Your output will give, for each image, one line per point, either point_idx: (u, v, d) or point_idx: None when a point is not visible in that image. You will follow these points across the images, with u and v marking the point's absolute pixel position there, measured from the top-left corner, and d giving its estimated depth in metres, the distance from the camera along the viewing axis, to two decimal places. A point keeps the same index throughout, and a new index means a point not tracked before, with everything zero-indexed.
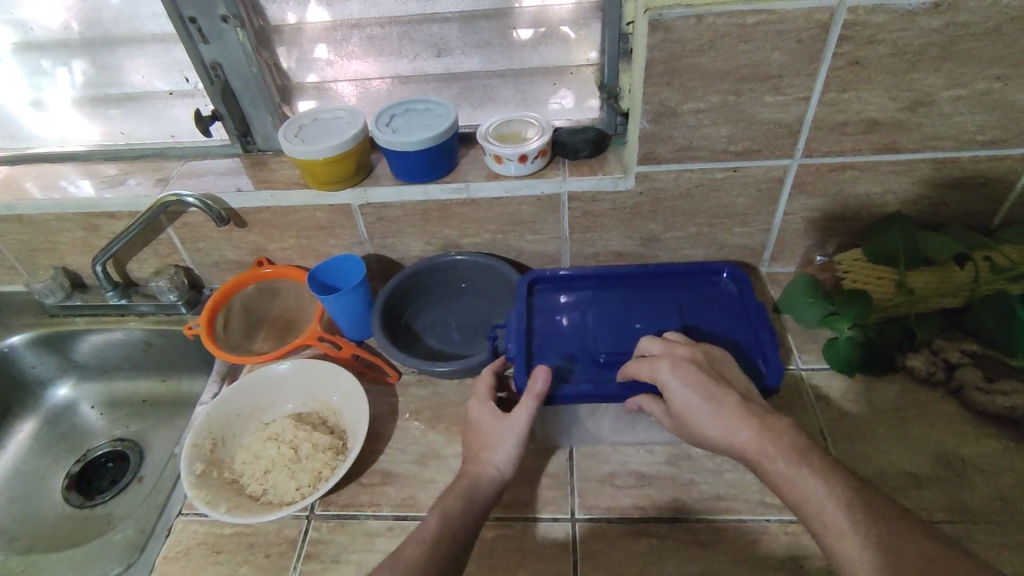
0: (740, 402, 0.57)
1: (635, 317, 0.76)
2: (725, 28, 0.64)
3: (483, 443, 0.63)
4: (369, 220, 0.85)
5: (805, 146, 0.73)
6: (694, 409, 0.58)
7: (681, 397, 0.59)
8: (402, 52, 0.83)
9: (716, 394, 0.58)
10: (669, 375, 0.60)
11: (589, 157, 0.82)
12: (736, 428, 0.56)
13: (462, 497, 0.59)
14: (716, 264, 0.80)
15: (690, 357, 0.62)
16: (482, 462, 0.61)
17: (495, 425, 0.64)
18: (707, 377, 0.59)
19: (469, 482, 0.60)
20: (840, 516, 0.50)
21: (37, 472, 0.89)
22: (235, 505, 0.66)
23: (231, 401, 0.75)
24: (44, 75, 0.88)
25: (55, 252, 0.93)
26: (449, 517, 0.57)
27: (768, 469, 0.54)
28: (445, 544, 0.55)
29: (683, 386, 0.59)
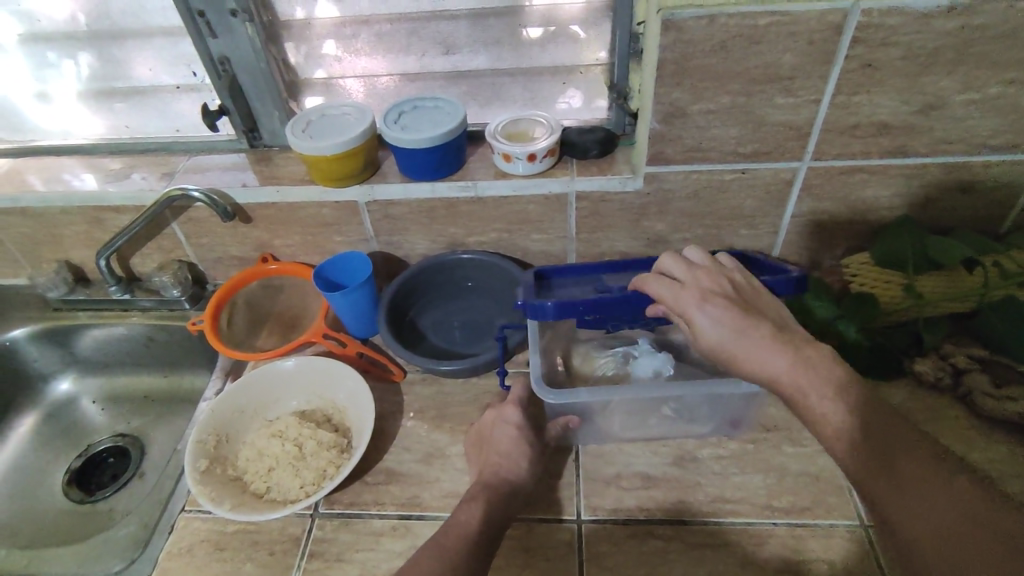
0: (771, 331, 0.57)
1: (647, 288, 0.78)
2: (738, 28, 0.63)
3: (515, 446, 0.64)
4: (375, 217, 0.84)
5: (815, 148, 0.73)
6: (725, 342, 0.58)
7: (709, 329, 0.59)
8: (410, 49, 0.83)
9: (747, 325, 0.58)
10: (697, 312, 0.60)
11: (597, 157, 0.81)
12: (770, 360, 0.56)
13: (495, 495, 0.60)
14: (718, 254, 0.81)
15: (719, 287, 0.62)
16: (513, 465, 0.63)
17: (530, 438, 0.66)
18: (736, 307, 0.59)
19: (503, 487, 0.61)
20: (871, 451, 0.50)
21: (38, 466, 0.89)
22: (240, 502, 0.65)
23: (236, 396, 0.74)
24: (50, 68, 0.88)
25: (58, 246, 0.93)
26: (485, 514, 0.58)
27: (800, 399, 0.54)
28: (482, 538, 0.56)
29: (713, 318, 0.59)
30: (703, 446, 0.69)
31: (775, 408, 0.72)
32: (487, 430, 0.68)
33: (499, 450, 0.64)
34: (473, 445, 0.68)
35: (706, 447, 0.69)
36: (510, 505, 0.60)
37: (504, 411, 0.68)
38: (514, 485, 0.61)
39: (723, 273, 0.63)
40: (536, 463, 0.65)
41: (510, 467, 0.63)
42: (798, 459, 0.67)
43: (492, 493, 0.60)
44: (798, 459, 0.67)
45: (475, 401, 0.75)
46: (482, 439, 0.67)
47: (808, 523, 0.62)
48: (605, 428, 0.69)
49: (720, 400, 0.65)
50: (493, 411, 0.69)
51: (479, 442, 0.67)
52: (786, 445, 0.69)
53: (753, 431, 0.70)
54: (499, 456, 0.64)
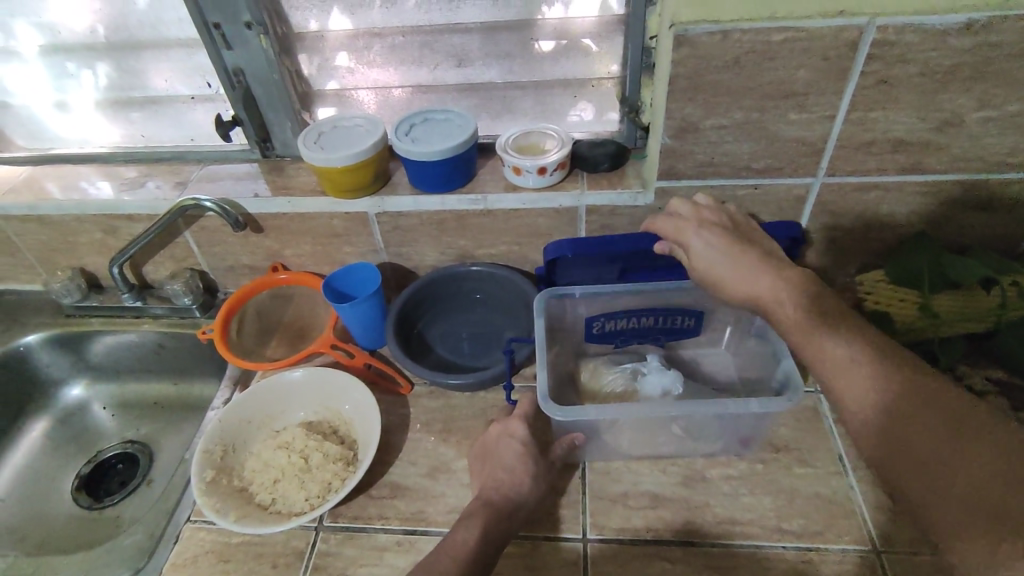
0: (759, 258, 0.64)
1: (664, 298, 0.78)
2: (751, 44, 0.63)
3: (517, 461, 0.64)
4: (385, 228, 0.84)
5: (829, 165, 0.72)
6: (717, 265, 0.65)
7: (702, 252, 0.66)
8: (422, 61, 0.83)
9: (739, 252, 0.65)
10: (693, 236, 0.67)
11: (608, 170, 0.81)
12: (756, 279, 0.63)
13: (495, 512, 0.59)
14: None
15: (719, 219, 0.68)
16: (515, 482, 0.62)
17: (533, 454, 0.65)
18: (730, 236, 0.66)
19: (504, 503, 0.60)
20: (853, 366, 0.52)
21: (48, 472, 0.90)
22: (244, 514, 0.65)
23: (243, 405, 0.74)
24: (69, 78, 0.89)
25: (73, 253, 0.94)
26: (483, 531, 0.57)
27: (780, 316, 0.60)
28: (479, 560, 0.55)
29: (708, 242, 0.66)
30: (712, 465, 0.68)
31: (786, 428, 0.71)
32: (492, 444, 0.67)
33: (502, 467, 0.63)
34: (475, 457, 0.67)
35: (715, 466, 0.68)
36: (508, 526, 0.59)
37: (510, 425, 0.68)
38: (515, 501, 0.61)
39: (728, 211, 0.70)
40: (540, 480, 0.64)
41: (510, 485, 0.62)
42: (809, 481, 0.66)
43: (491, 513, 0.59)
44: (808, 481, 0.66)
45: (481, 415, 0.74)
46: (486, 452, 0.67)
47: (819, 548, 0.61)
48: (613, 445, 0.68)
49: (728, 418, 0.64)
50: (501, 424, 0.68)
51: (481, 455, 0.67)
52: (796, 466, 0.67)
53: (763, 451, 0.69)
54: (500, 473, 0.63)
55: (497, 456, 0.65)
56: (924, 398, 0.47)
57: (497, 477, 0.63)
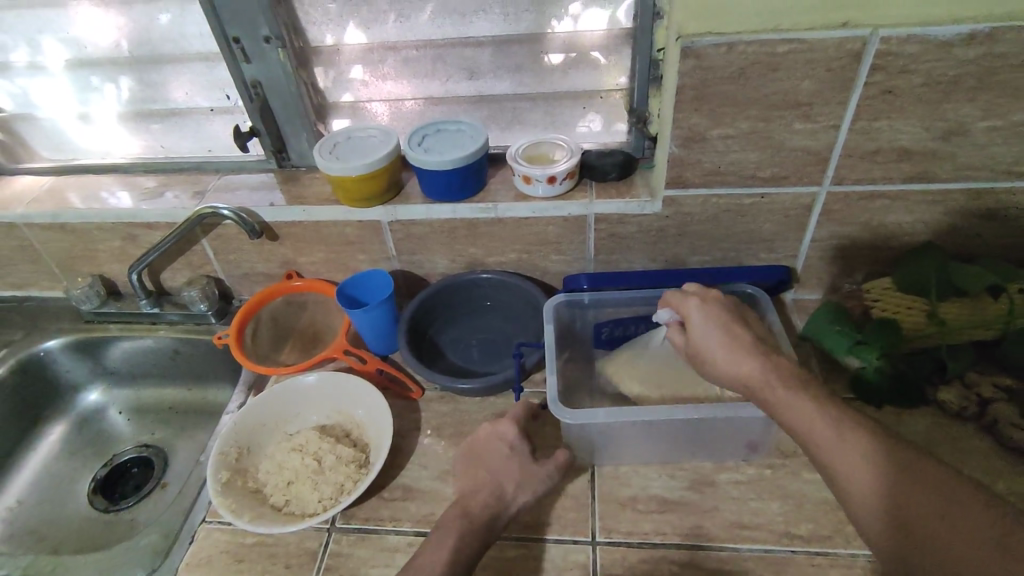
0: (755, 344, 0.63)
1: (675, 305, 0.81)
2: (757, 56, 0.65)
3: (505, 471, 0.64)
4: (397, 236, 0.86)
5: (835, 174, 0.73)
6: (711, 341, 0.64)
7: (700, 328, 0.65)
8: (435, 74, 0.86)
9: (736, 333, 0.64)
10: (695, 310, 0.67)
11: (616, 180, 0.82)
12: (747, 359, 0.61)
13: (474, 524, 0.59)
14: None
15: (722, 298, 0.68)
16: (500, 490, 0.62)
17: (523, 461, 0.65)
18: (729, 315, 0.66)
19: (487, 513, 0.60)
20: (843, 440, 0.53)
21: (65, 476, 0.91)
22: (259, 515, 0.66)
23: (257, 409, 0.76)
24: (92, 91, 0.92)
25: (92, 261, 0.96)
26: (461, 544, 0.58)
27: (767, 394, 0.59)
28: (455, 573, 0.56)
29: (705, 318, 0.66)
30: (720, 470, 0.68)
31: None
32: (481, 447, 0.67)
33: (490, 473, 0.64)
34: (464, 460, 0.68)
35: (723, 471, 0.68)
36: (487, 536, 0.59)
37: (501, 429, 0.68)
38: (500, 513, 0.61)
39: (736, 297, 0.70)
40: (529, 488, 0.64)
41: (492, 493, 0.62)
42: (817, 486, 0.66)
43: (469, 525, 0.59)
44: (817, 486, 0.66)
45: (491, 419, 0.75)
46: (474, 454, 0.67)
47: (827, 552, 0.61)
48: (622, 450, 0.69)
49: (736, 422, 0.65)
50: (489, 428, 0.68)
51: (468, 458, 0.67)
52: (805, 471, 0.68)
53: (771, 456, 0.69)
54: (484, 480, 0.63)
55: (482, 462, 0.65)
56: (911, 476, 0.50)
57: (481, 483, 0.63)
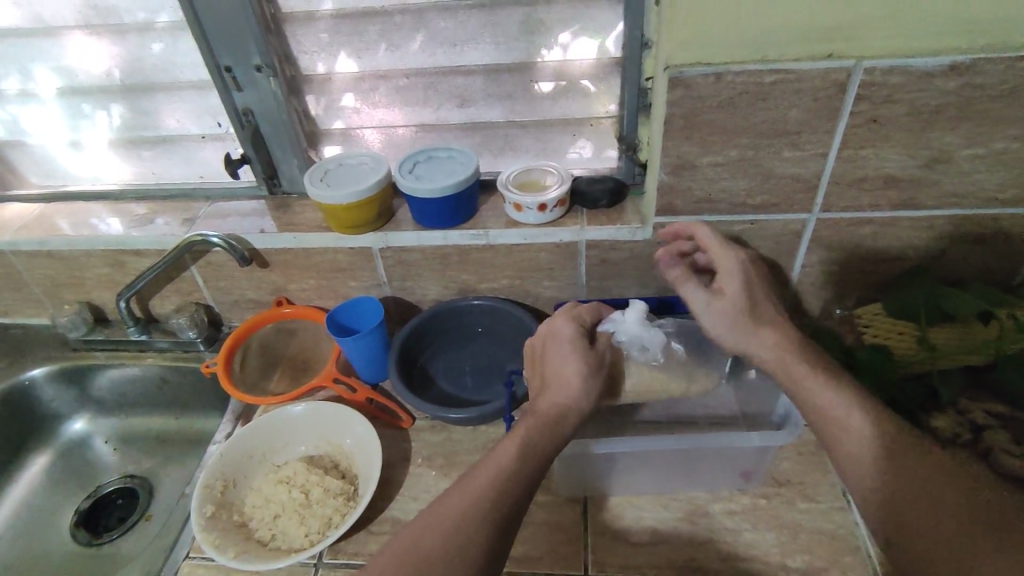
0: (755, 318, 0.68)
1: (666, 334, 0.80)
2: (743, 86, 0.65)
3: (561, 365, 0.64)
4: (388, 263, 0.86)
5: (824, 201, 0.74)
6: (714, 323, 0.70)
7: (699, 307, 0.71)
8: (426, 102, 0.86)
9: (759, 301, 0.68)
10: (691, 291, 0.72)
11: (607, 207, 0.83)
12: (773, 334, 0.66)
13: (542, 421, 0.60)
14: None
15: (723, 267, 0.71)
16: (564, 388, 0.62)
17: (583, 352, 0.65)
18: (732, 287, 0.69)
19: (559, 408, 0.61)
20: (852, 424, 0.56)
21: (47, 508, 0.89)
22: (244, 550, 0.65)
23: (245, 440, 0.74)
24: (84, 118, 0.92)
25: (80, 287, 0.95)
26: (530, 441, 0.58)
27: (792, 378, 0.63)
28: (523, 470, 0.56)
29: (739, 274, 0.69)
30: (714, 500, 0.68)
31: (788, 462, 0.71)
32: (545, 347, 0.67)
33: (554, 372, 0.64)
34: (541, 355, 0.68)
35: (717, 501, 0.67)
36: (558, 437, 0.60)
37: (557, 325, 0.68)
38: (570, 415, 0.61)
39: (756, 257, 0.73)
40: (594, 379, 0.64)
41: (574, 391, 0.62)
42: (813, 516, 0.65)
43: (539, 419, 0.60)
44: (812, 516, 0.65)
45: (482, 448, 0.75)
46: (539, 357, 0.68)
47: None
48: (614, 481, 0.68)
49: (729, 453, 0.65)
50: (570, 322, 0.68)
51: (545, 353, 0.67)
52: (799, 501, 0.67)
53: (765, 485, 0.68)
54: (565, 377, 0.63)
55: (563, 355, 0.65)
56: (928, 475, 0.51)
57: (562, 380, 0.63)
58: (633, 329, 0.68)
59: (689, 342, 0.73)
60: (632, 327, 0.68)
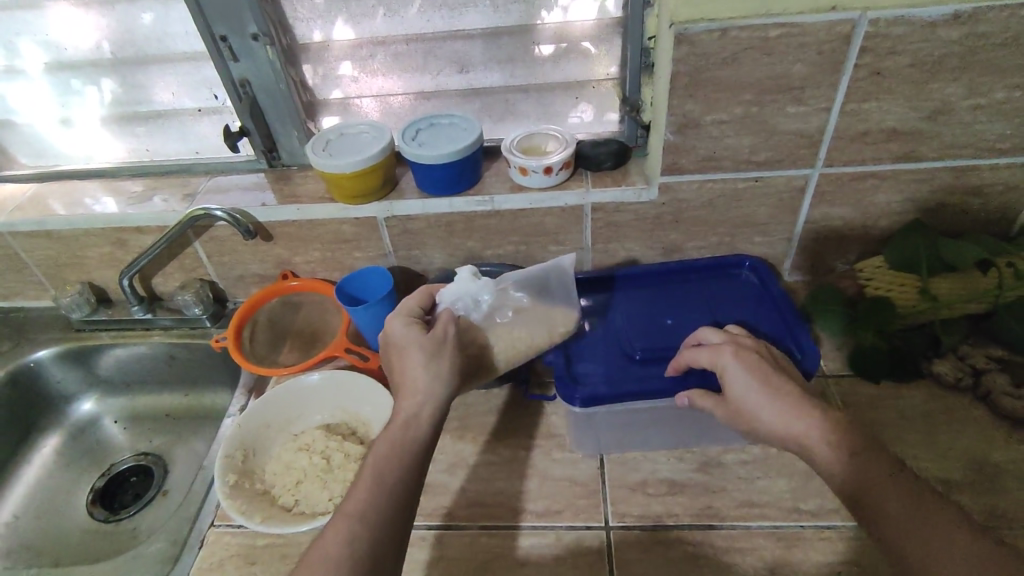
0: (795, 396, 0.57)
1: (666, 312, 0.81)
2: (749, 41, 0.65)
3: (401, 370, 0.61)
4: (394, 232, 0.86)
5: (826, 156, 0.75)
6: (752, 394, 0.59)
7: (739, 381, 0.60)
8: (426, 68, 0.85)
9: (776, 384, 0.59)
10: (730, 360, 0.62)
11: (611, 169, 0.83)
12: (793, 412, 0.56)
13: (393, 444, 0.56)
14: (738, 257, 0.84)
15: (752, 348, 0.64)
16: (410, 394, 0.59)
17: (421, 343, 0.62)
18: (765, 365, 0.61)
19: (406, 415, 0.58)
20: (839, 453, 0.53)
21: (62, 487, 0.89)
22: (270, 515, 0.66)
23: (262, 411, 0.75)
24: (74, 94, 0.90)
25: (81, 267, 0.94)
26: (381, 475, 0.54)
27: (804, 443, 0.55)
28: (377, 515, 0.52)
29: (745, 366, 0.60)
30: (727, 451, 0.70)
31: None
32: (387, 351, 0.64)
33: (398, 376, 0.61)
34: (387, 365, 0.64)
35: (730, 452, 0.69)
36: (416, 447, 0.57)
37: (391, 324, 0.65)
38: (421, 423, 0.58)
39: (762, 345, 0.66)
40: (441, 369, 0.61)
41: (419, 393, 0.59)
42: None
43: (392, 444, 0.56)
44: None
45: (497, 410, 0.76)
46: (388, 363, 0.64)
47: (836, 525, 0.62)
48: (631, 437, 0.70)
49: None
50: (399, 321, 0.64)
51: (388, 363, 0.64)
52: None
53: None
54: (409, 383, 0.60)
55: (400, 357, 0.62)
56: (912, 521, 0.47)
57: (407, 388, 0.60)
58: (462, 286, 0.69)
59: (532, 290, 0.73)
60: (461, 286, 0.69)
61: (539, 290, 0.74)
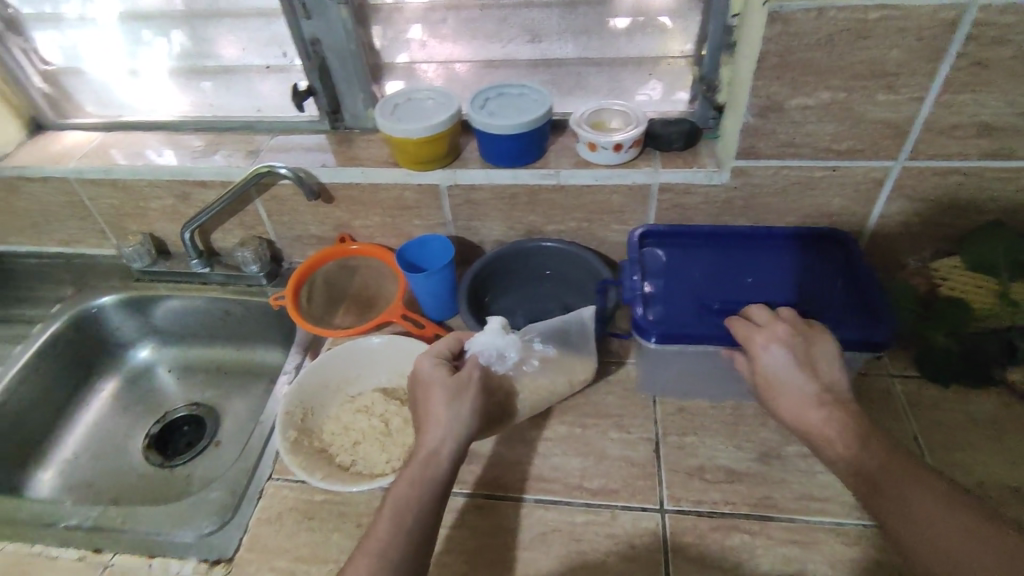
0: (816, 391, 0.59)
1: (746, 271, 0.76)
2: (847, 23, 0.62)
3: (425, 409, 0.60)
4: (456, 201, 0.85)
5: (912, 149, 0.72)
6: (779, 383, 0.61)
7: (770, 369, 0.61)
8: (497, 36, 0.84)
9: (802, 376, 0.60)
10: (762, 349, 0.62)
11: (681, 150, 0.81)
12: (808, 408, 0.59)
13: (415, 485, 0.55)
14: (836, 232, 0.77)
15: (793, 333, 0.62)
16: (432, 433, 0.58)
17: (446, 383, 0.61)
18: (799, 356, 0.61)
19: (426, 456, 0.57)
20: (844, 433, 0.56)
21: (118, 431, 0.92)
22: (330, 473, 0.67)
23: (323, 370, 0.76)
24: (143, 44, 0.91)
25: (143, 218, 0.95)
26: (401, 513, 0.54)
27: (823, 441, 0.57)
28: (401, 545, 0.52)
29: (780, 357, 0.61)
30: (786, 443, 0.69)
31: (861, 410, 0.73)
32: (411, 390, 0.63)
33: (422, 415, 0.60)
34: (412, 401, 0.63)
35: (790, 445, 0.68)
36: (434, 488, 0.56)
37: (420, 362, 0.64)
38: (442, 465, 0.57)
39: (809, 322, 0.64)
40: (463, 412, 0.60)
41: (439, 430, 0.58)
42: None
43: (414, 480, 0.56)
44: None
45: None
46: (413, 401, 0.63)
47: None
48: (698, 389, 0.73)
49: None
50: (428, 360, 0.64)
51: (413, 400, 0.63)
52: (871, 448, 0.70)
53: None
54: (430, 423, 0.59)
55: (424, 396, 0.61)
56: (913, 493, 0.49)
57: (429, 426, 0.59)
58: (489, 339, 0.65)
59: (557, 339, 0.71)
60: (488, 338, 0.66)
61: (565, 341, 0.72)
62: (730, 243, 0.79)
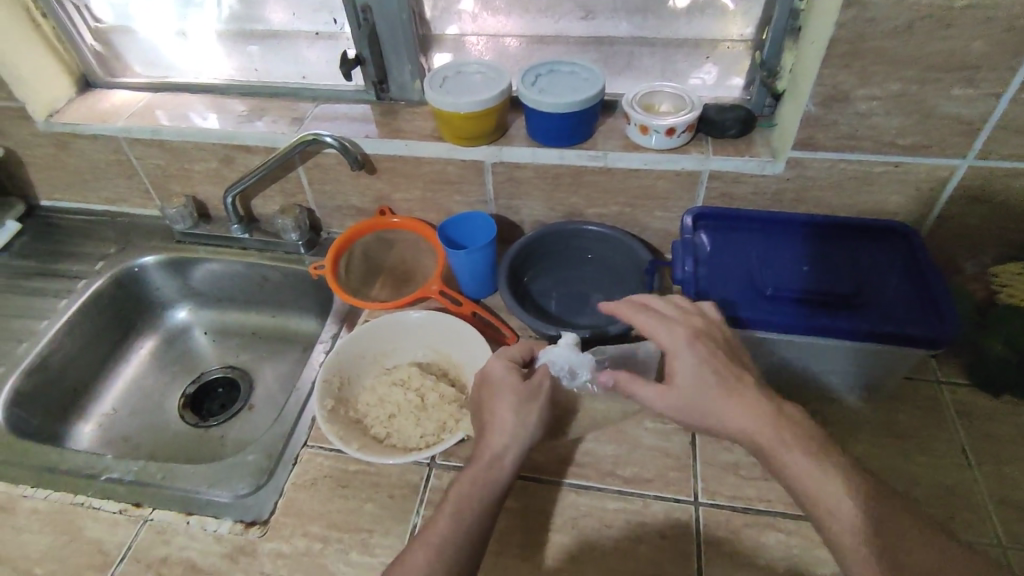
0: (754, 398, 0.56)
1: (801, 259, 0.74)
2: (928, 10, 0.59)
3: (491, 411, 0.60)
4: (499, 178, 0.84)
5: (982, 147, 0.68)
6: (702, 388, 0.57)
7: (689, 373, 0.57)
8: (548, 11, 0.82)
9: (736, 382, 0.56)
10: (683, 348, 0.58)
11: (734, 137, 0.78)
12: (756, 418, 0.55)
13: (478, 488, 0.55)
14: (897, 224, 0.74)
15: (708, 331, 0.60)
16: (500, 437, 0.58)
17: (517, 387, 0.60)
18: (723, 357, 0.58)
19: (490, 458, 0.57)
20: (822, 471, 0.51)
21: (156, 388, 0.94)
22: (364, 444, 0.68)
23: (361, 341, 0.76)
24: (192, 5, 0.92)
25: (187, 180, 0.96)
26: (461, 513, 0.54)
27: (778, 462, 0.53)
28: (458, 545, 0.52)
29: (686, 355, 0.58)
30: None
31: (906, 415, 0.71)
32: (478, 391, 0.63)
33: (488, 417, 0.60)
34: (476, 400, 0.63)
35: None
36: (494, 491, 0.56)
37: (490, 364, 0.64)
38: (505, 470, 0.57)
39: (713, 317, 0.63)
40: (530, 418, 0.59)
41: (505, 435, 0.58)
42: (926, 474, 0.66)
43: (477, 482, 0.56)
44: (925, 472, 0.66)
45: None
46: (477, 401, 0.63)
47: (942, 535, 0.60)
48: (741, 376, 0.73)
49: None
50: (500, 362, 0.63)
51: (478, 399, 0.63)
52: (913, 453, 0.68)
53: None
54: (496, 425, 0.59)
55: (491, 398, 0.61)
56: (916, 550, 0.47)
57: (495, 429, 0.59)
58: (564, 354, 0.63)
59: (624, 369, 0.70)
60: (564, 352, 0.63)
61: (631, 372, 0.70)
62: (784, 230, 0.77)
